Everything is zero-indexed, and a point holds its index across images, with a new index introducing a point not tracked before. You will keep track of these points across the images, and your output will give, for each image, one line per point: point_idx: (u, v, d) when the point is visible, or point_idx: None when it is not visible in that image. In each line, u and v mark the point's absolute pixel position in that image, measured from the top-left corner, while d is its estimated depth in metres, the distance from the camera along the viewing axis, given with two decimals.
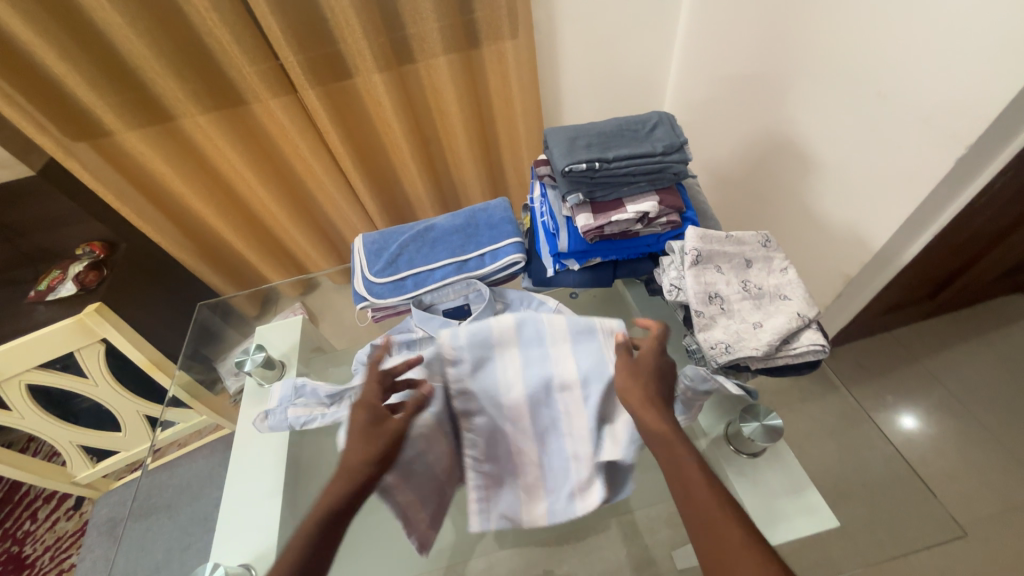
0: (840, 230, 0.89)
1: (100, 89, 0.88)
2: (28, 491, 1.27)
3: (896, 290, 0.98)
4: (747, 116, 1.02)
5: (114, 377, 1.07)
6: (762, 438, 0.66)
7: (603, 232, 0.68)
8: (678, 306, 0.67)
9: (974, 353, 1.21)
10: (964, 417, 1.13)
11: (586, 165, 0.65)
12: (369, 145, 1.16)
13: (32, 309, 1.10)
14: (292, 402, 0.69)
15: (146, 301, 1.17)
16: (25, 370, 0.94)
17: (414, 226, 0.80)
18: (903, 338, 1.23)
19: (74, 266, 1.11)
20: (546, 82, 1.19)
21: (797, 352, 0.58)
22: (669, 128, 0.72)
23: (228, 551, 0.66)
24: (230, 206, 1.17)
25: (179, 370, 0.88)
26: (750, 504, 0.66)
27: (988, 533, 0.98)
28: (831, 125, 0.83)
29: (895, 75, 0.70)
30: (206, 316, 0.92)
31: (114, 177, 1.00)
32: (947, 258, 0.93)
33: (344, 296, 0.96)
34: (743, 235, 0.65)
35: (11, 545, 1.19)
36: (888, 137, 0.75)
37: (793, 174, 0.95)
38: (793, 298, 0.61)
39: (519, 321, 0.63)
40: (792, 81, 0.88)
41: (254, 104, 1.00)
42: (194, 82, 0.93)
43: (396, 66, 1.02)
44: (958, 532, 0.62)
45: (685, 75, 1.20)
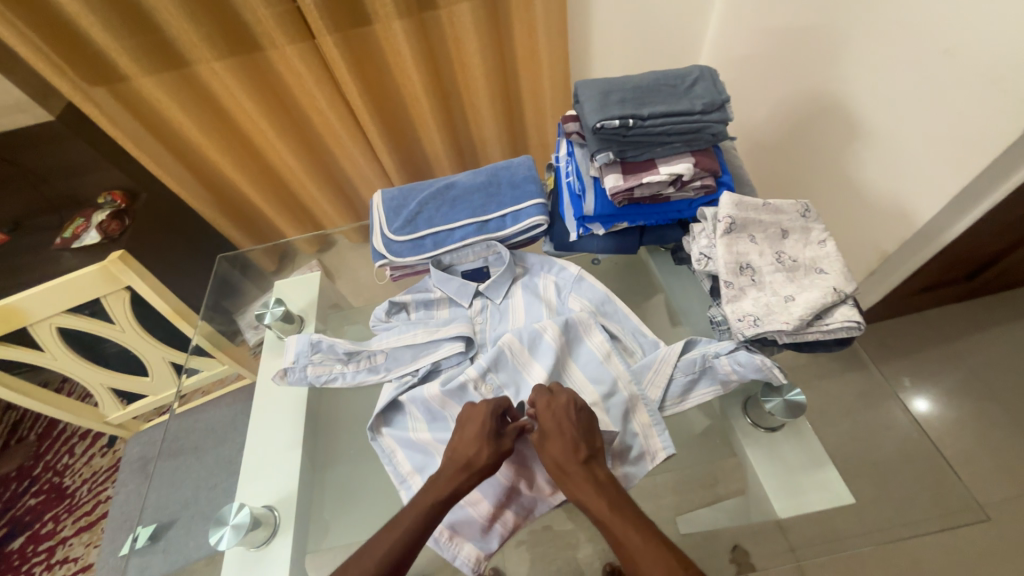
0: (881, 203, 0.84)
1: (112, 31, 0.85)
2: (64, 428, 1.35)
3: (933, 269, 0.93)
4: (793, 74, 0.94)
5: (139, 323, 1.09)
6: (783, 413, 0.65)
7: (632, 195, 0.65)
8: (705, 275, 0.65)
9: (1006, 338, 1.17)
10: (987, 402, 1.10)
11: (619, 122, 0.61)
12: (387, 98, 1.12)
13: (59, 256, 1.13)
14: (309, 359, 0.70)
15: (167, 252, 1.18)
16: (54, 314, 0.96)
17: (435, 183, 0.77)
18: (932, 319, 1.19)
19: (96, 214, 1.13)
20: (576, 33, 1.12)
21: (829, 328, 0.56)
22: (710, 84, 0.67)
23: (252, 491, 0.70)
24: (248, 158, 1.15)
25: (201, 321, 0.90)
26: (769, 480, 0.65)
27: (996, 516, 0.98)
28: (888, 87, 0.76)
29: (968, 31, 0.63)
30: (226, 269, 0.95)
31: (132, 124, 0.98)
32: (995, 236, 0.87)
33: (361, 253, 0.95)
34: (781, 203, 0.62)
35: (53, 476, 1.28)
36: (946, 103, 0.69)
37: (835, 141, 0.89)
38: (830, 272, 0.58)
39: (534, 342, 0.65)
40: (845, 37, 0.81)
41: (270, 50, 0.96)
42: (209, 25, 0.89)
43: (416, 12, 0.95)
44: (981, 514, 0.60)
45: (727, 28, 1.11)
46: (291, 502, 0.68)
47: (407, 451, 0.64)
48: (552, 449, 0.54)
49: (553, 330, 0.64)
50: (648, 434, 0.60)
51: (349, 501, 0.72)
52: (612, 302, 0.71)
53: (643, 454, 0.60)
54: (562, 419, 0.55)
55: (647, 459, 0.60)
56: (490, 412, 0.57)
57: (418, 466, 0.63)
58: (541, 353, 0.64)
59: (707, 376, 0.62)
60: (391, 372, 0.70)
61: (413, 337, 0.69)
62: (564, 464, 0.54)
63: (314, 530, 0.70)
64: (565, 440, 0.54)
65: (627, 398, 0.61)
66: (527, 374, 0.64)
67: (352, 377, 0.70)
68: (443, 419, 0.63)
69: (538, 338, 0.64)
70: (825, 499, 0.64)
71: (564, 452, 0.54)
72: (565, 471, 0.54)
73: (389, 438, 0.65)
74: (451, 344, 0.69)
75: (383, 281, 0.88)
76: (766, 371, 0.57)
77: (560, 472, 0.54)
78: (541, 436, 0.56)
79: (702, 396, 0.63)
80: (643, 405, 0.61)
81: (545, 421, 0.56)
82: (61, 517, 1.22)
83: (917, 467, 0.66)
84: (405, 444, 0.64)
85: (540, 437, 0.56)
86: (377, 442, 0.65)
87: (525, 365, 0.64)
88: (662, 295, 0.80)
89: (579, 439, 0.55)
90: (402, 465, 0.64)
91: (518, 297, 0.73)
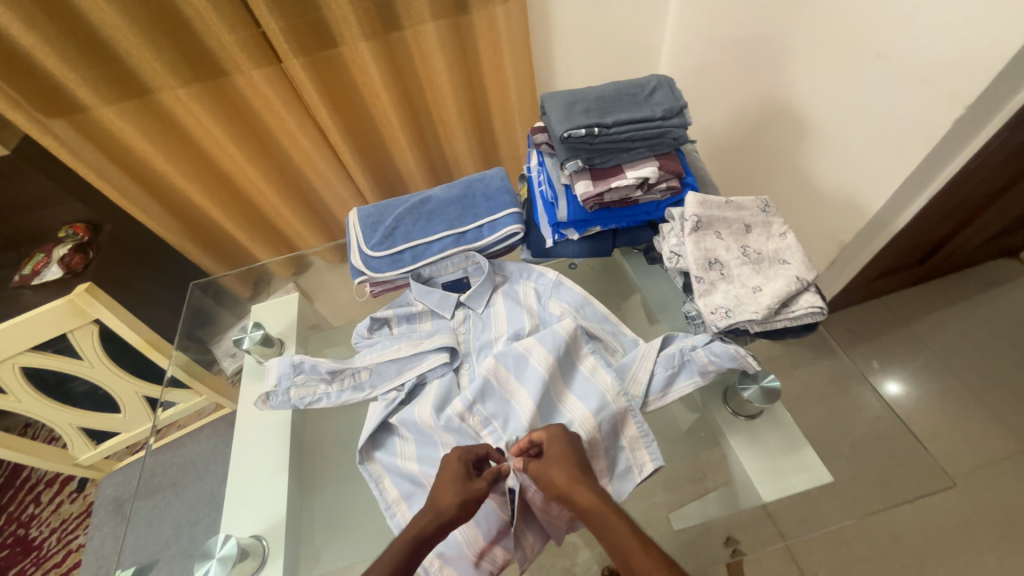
0: (835, 196, 0.89)
1: (70, 61, 0.83)
2: (29, 476, 1.28)
3: (888, 255, 0.99)
4: (745, 79, 1.00)
5: (110, 359, 1.06)
6: (760, 400, 0.67)
7: (602, 200, 0.67)
8: (677, 273, 0.67)
9: (960, 316, 1.24)
10: (949, 378, 1.16)
11: (585, 130, 0.64)
12: (357, 118, 1.13)
13: (19, 294, 1.09)
14: (292, 381, 0.69)
15: (136, 283, 1.15)
16: (18, 353, 0.92)
17: (410, 198, 0.78)
18: (892, 303, 1.26)
19: (58, 249, 1.09)
20: (539, 48, 1.16)
21: (796, 315, 0.59)
22: (668, 92, 0.70)
23: (238, 523, 0.68)
24: (217, 183, 1.14)
25: (175, 351, 0.87)
26: (749, 463, 0.68)
27: (966, 485, 1.03)
28: (831, 88, 0.81)
29: (896, 34, 0.69)
30: (199, 297, 0.92)
31: (93, 155, 0.96)
32: (940, 221, 0.94)
33: (339, 273, 0.94)
34: (742, 200, 0.65)
35: (18, 528, 1.20)
36: (883, 100, 0.74)
37: (789, 140, 0.94)
38: (792, 262, 0.62)
39: (521, 366, 0.64)
40: (788, 44, 0.86)
41: (235, 75, 0.96)
42: (171, 52, 0.88)
43: (382, 33, 0.97)
44: (947, 482, 0.64)
45: (681, 38, 1.16)
46: (279, 529, 0.67)
47: (396, 477, 0.63)
48: (562, 468, 0.53)
49: (539, 351, 0.64)
50: (635, 447, 0.61)
51: (341, 523, 0.71)
52: (592, 305, 0.72)
53: (629, 467, 0.61)
54: (569, 445, 0.55)
55: (634, 472, 0.60)
56: (462, 458, 0.56)
57: (406, 493, 0.62)
58: (527, 377, 0.63)
59: (686, 369, 0.64)
60: (376, 388, 0.70)
61: (397, 351, 0.69)
62: (576, 480, 0.52)
63: (305, 557, 0.68)
64: (574, 459, 0.54)
65: (616, 411, 0.61)
66: (515, 400, 0.63)
67: (337, 396, 0.70)
68: (431, 447, 0.63)
69: (525, 361, 0.64)
70: (805, 480, 0.66)
71: (573, 473, 0.53)
72: (578, 487, 0.52)
73: (378, 463, 0.65)
74: (436, 356, 0.69)
75: (363, 298, 0.88)
76: (740, 360, 0.59)
77: (572, 490, 0.52)
78: (546, 460, 0.55)
79: (683, 389, 0.65)
80: (631, 418, 0.61)
81: (550, 448, 0.55)
82: (28, 572, 1.14)
83: (888, 444, 0.69)
84: (394, 471, 0.64)
85: (543, 462, 0.55)
86: (365, 469, 0.64)
87: (511, 390, 0.64)
88: (638, 295, 0.82)
89: (586, 460, 0.55)
90: (390, 491, 0.63)
91: (499, 305, 0.75)
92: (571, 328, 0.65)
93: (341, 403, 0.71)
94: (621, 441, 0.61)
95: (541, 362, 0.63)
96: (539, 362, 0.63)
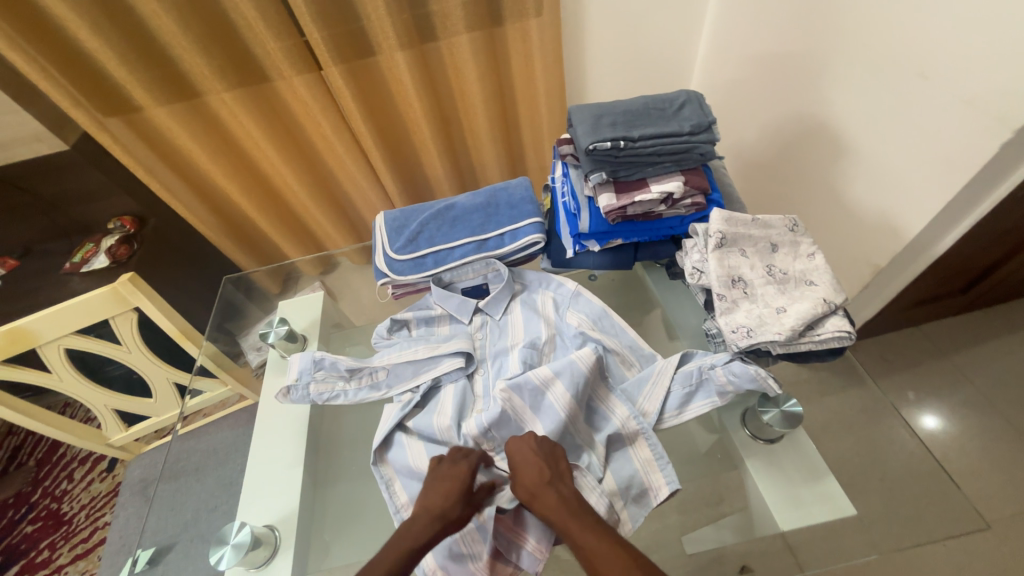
0: (869, 217, 0.87)
1: (128, 64, 0.89)
2: (64, 453, 1.35)
3: (928, 281, 0.94)
4: (779, 97, 0.98)
5: (145, 345, 1.10)
6: (780, 424, 0.65)
7: (626, 213, 0.67)
8: (698, 289, 0.66)
9: (1005, 350, 1.17)
10: (991, 416, 1.10)
11: (611, 143, 0.64)
12: (389, 124, 1.16)
13: (68, 280, 1.16)
14: (312, 376, 0.71)
15: (174, 275, 1.21)
16: (63, 336, 0.97)
17: (435, 204, 0.80)
18: (930, 332, 1.20)
19: (106, 239, 1.16)
20: (570, 61, 1.17)
21: (821, 338, 0.57)
22: (698, 108, 0.70)
23: (252, 511, 0.70)
24: (254, 183, 1.19)
25: (206, 341, 0.91)
26: (768, 491, 0.65)
27: (1009, 533, 0.96)
28: (868, 108, 0.79)
29: (941, 54, 0.67)
30: (230, 291, 0.97)
31: (143, 153, 1.02)
32: (986, 248, 0.89)
33: (363, 274, 0.97)
34: (769, 219, 0.64)
35: (51, 502, 1.27)
36: (923, 122, 0.72)
37: (823, 159, 0.92)
38: (820, 284, 0.60)
39: (537, 399, 0.61)
40: (825, 62, 0.85)
41: (278, 81, 1.01)
42: (219, 58, 0.94)
43: (418, 44, 1.00)
44: (982, 524, 0.60)
45: (715, 54, 1.16)
46: (292, 521, 0.68)
47: (406, 482, 0.63)
48: (528, 473, 0.54)
49: (558, 388, 0.61)
50: (649, 470, 0.60)
51: (352, 521, 0.72)
52: (609, 317, 0.72)
53: (645, 490, 0.59)
54: (534, 450, 0.56)
55: (649, 496, 0.59)
56: (469, 467, 0.58)
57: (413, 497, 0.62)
58: (544, 412, 0.61)
59: (703, 388, 0.63)
60: (392, 389, 0.71)
61: (415, 353, 0.71)
62: (538, 486, 0.53)
63: (315, 549, 0.69)
64: (537, 470, 0.54)
65: (623, 432, 0.61)
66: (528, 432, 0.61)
67: (353, 395, 0.71)
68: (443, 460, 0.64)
69: (542, 395, 0.61)
70: (826, 511, 0.63)
71: (538, 479, 0.54)
72: (542, 491, 0.53)
73: (390, 465, 0.65)
74: (451, 360, 0.70)
75: (384, 299, 0.90)
76: (760, 382, 0.58)
77: (535, 497, 0.53)
78: (516, 469, 0.56)
79: (700, 409, 0.63)
80: (643, 439, 0.61)
81: (516, 455, 0.56)
82: (57, 545, 1.20)
83: (921, 482, 0.65)
84: (404, 474, 0.64)
85: (512, 471, 0.56)
86: (377, 470, 0.65)
87: (525, 420, 0.62)
88: (659, 310, 0.81)
89: (554, 462, 0.55)
90: (399, 496, 0.63)
91: (517, 313, 0.75)
92: (591, 358, 0.62)
93: (357, 402, 0.72)
94: (634, 463, 0.60)
95: (558, 402, 0.60)
96: (557, 400, 0.60)
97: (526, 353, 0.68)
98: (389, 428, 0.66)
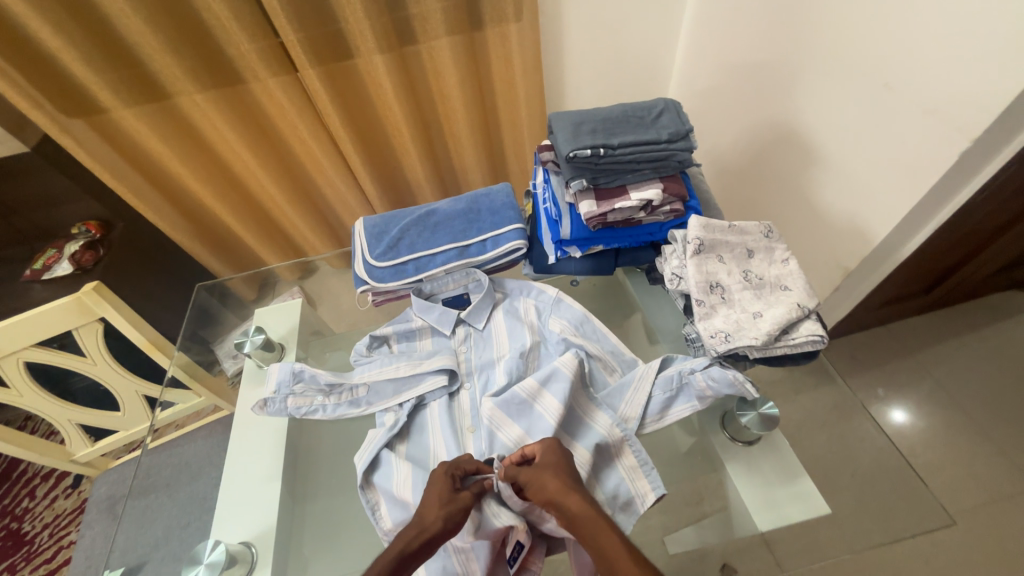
0: (839, 222, 0.90)
1: (92, 64, 0.85)
2: (26, 470, 1.28)
3: (895, 283, 0.98)
4: (753, 105, 1.01)
5: (113, 356, 1.06)
6: (758, 426, 0.67)
7: (606, 219, 0.68)
8: (678, 294, 0.67)
9: (966, 347, 1.22)
10: (955, 411, 1.15)
11: (591, 151, 0.65)
12: (369, 127, 1.14)
13: (29, 288, 1.11)
14: (290, 389, 0.69)
15: (143, 282, 1.17)
16: (22, 348, 0.93)
17: (415, 210, 0.79)
18: (897, 332, 1.25)
19: (70, 245, 1.12)
20: (551, 66, 1.17)
21: (796, 342, 0.59)
22: (675, 115, 0.71)
23: (228, 528, 0.68)
24: (228, 186, 1.16)
25: (178, 351, 0.87)
26: (746, 494, 0.67)
27: (972, 523, 1.01)
28: (837, 117, 0.82)
29: (904, 66, 0.70)
30: (205, 299, 0.94)
31: (109, 156, 0.98)
32: (948, 251, 0.93)
33: (342, 279, 0.95)
34: (745, 225, 0.65)
35: (11, 522, 1.21)
36: (888, 132, 0.75)
37: (794, 166, 0.95)
38: (794, 289, 0.62)
39: (528, 413, 0.62)
40: (797, 71, 0.87)
41: (252, 83, 0.98)
42: (190, 58, 0.91)
43: (397, 48, 0.99)
44: (947, 520, 0.62)
45: (691, 61, 1.18)
46: (269, 537, 0.67)
47: (392, 508, 0.60)
48: (555, 476, 0.54)
49: (545, 399, 0.62)
50: (634, 477, 0.60)
51: (333, 535, 0.70)
52: (591, 322, 0.73)
53: (632, 498, 0.60)
54: (558, 454, 0.56)
55: (637, 503, 0.59)
56: (448, 472, 0.57)
57: (399, 522, 0.59)
58: (535, 425, 0.62)
59: (683, 393, 0.64)
60: (373, 405, 0.69)
61: (396, 371, 0.69)
62: (566, 488, 0.52)
63: (292, 566, 0.67)
64: (560, 472, 0.54)
65: (610, 441, 0.61)
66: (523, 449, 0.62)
67: (333, 410, 0.70)
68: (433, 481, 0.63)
69: (533, 408, 0.62)
70: (800, 510, 0.65)
71: (559, 480, 0.54)
72: (569, 491, 0.52)
73: (377, 489, 0.62)
74: (435, 377, 0.69)
75: (365, 307, 0.88)
76: (738, 387, 0.59)
77: (563, 498, 0.52)
78: (539, 468, 0.55)
79: (681, 412, 0.64)
80: (628, 446, 0.61)
81: (542, 457, 0.56)
82: (18, 567, 1.14)
83: (890, 478, 0.67)
84: (390, 499, 0.61)
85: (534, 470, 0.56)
86: (365, 496, 0.62)
87: (517, 434, 0.62)
88: (640, 314, 0.83)
89: (579, 472, 0.55)
90: (385, 520, 0.61)
91: (499, 322, 0.75)
92: (574, 363, 0.63)
93: (337, 416, 0.71)
94: (620, 470, 0.61)
95: (550, 412, 0.61)
96: (547, 410, 0.61)
97: (511, 363, 0.68)
98: (374, 448, 0.64)
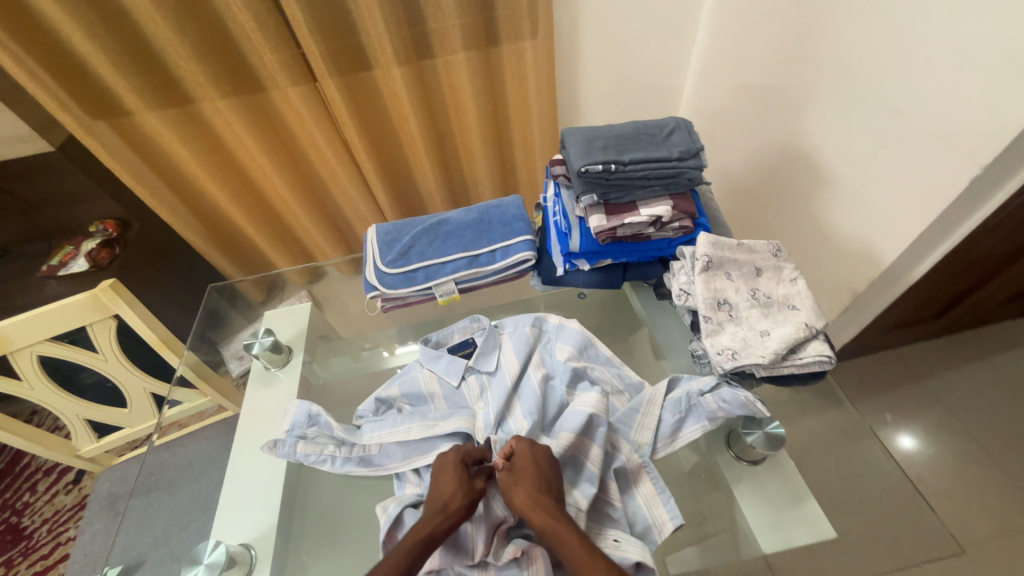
0: (848, 245, 0.90)
1: (121, 68, 0.88)
2: (29, 464, 1.29)
3: (904, 307, 0.97)
4: (763, 126, 1.02)
5: (123, 352, 1.07)
6: (763, 446, 0.66)
7: (615, 234, 0.68)
8: (685, 311, 0.68)
9: (976, 375, 1.21)
10: (964, 439, 1.12)
11: (602, 166, 0.66)
12: (383, 136, 1.16)
13: (45, 284, 1.13)
14: (303, 432, 0.69)
15: (156, 282, 1.19)
16: (36, 342, 0.94)
17: (427, 219, 0.80)
18: (905, 356, 1.24)
19: (87, 243, 1.14)
20: (564, 83, 1.20)
21: (803, 362, 0.59)
22: (686, 134, 0.72)
23: (229, 530, 0.68)
24: (243, 189, 1.18)
25: (187, 350, 0.88)
26: (752, 513, 0.66)
27: (983, 556, 0.98)
28: (846, 141, 0.83)
29: (913, 94, 0.71)
30: (215, 301, 0.95)
31: (130, 157, 1.00)
32: (958, 276, 0.93)
33: (353, 285, 0.96)
34: (754, 244, 0.66)
35: (11, 516, 1.21)
36: (896, 157, 0.75)
37: (803, 188, 0.96)
38: (802, 309, 0.62)
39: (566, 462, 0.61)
40: (807, 95, 0.89)
41: (273, 91, 1.01)
42: (215, 65, 0.93)
43: (414, 61, 1.02)
44: (953, 550, 0.61)
45: (703, 83, 1.20)
46: (268, 541, 0.67)
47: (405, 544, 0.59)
48: (524, 484, 0.56)
49: (590, 450, 0.60)
50: (653, 505, 0.60)
51: (332, 540, 0.70)
52: (595, 347, 0.73)
53: (648, 527, 0.59)
54: (536, 459, 0.58)
55: (653, 532, 0.58)
56: (458, 458, 0.60)
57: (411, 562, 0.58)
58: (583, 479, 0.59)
59: (693, 414, 0.64)
60: (384, 467, 0.68)
61: (407, 433, 0.67)
62: (535, 497, 0.54)
63: (291, 567, 0.68)
64: (536, 475, 0.56)
65: (628, 466, 0.61)
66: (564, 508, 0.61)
67: (341, 463, 0.68)
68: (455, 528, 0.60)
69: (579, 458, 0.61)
70: (807, 534, 0.64)
71: (535, 484, 0.56)
72: (534, 506, 0.54)
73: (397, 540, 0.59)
74: (447, 443, 0.67)
75: (373, 312, 0.89)
76: (750, 406, 0.60)
77: (536, 509, 0.54)
78: (516, 471, 0.58)
79: (691, 434, 0.64)
80: (646, 473, 0.61)
81: (521, 461, 0.58)
82: (15, 562, 1.14)
83: (898, 506, 0.66)
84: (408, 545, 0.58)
85: (513, 474, 0.57)
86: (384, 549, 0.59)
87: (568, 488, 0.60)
88: (646, 329, 0.83)
89: (549, 475, 0.57)
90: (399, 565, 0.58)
91: (508, 357, 0.73)
92: (601, 402, 0.62)
93: (344, 471, 0.69)
94: (637, 498, 0.61)
95: (596, 462, 0.59)
96: (592, 459, 0.60)
97: (528, 403, 0.67)
98: (399, 503, 0.61)
